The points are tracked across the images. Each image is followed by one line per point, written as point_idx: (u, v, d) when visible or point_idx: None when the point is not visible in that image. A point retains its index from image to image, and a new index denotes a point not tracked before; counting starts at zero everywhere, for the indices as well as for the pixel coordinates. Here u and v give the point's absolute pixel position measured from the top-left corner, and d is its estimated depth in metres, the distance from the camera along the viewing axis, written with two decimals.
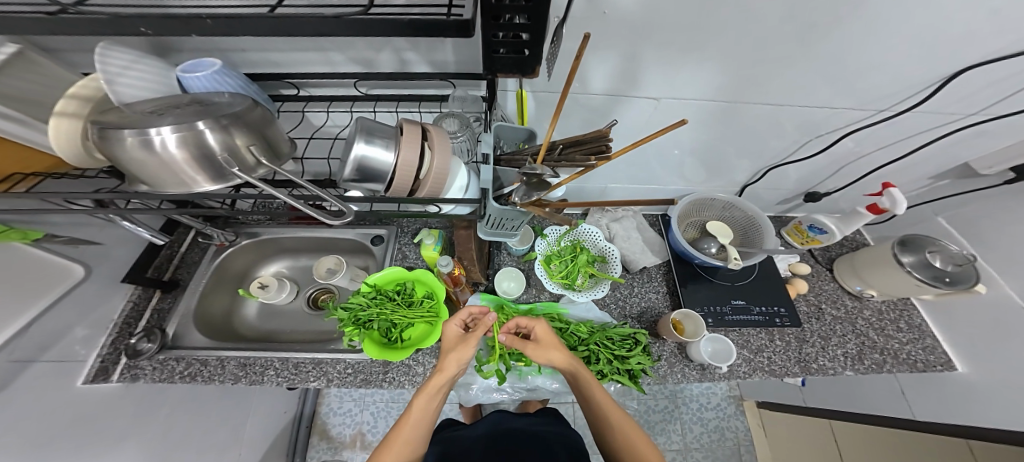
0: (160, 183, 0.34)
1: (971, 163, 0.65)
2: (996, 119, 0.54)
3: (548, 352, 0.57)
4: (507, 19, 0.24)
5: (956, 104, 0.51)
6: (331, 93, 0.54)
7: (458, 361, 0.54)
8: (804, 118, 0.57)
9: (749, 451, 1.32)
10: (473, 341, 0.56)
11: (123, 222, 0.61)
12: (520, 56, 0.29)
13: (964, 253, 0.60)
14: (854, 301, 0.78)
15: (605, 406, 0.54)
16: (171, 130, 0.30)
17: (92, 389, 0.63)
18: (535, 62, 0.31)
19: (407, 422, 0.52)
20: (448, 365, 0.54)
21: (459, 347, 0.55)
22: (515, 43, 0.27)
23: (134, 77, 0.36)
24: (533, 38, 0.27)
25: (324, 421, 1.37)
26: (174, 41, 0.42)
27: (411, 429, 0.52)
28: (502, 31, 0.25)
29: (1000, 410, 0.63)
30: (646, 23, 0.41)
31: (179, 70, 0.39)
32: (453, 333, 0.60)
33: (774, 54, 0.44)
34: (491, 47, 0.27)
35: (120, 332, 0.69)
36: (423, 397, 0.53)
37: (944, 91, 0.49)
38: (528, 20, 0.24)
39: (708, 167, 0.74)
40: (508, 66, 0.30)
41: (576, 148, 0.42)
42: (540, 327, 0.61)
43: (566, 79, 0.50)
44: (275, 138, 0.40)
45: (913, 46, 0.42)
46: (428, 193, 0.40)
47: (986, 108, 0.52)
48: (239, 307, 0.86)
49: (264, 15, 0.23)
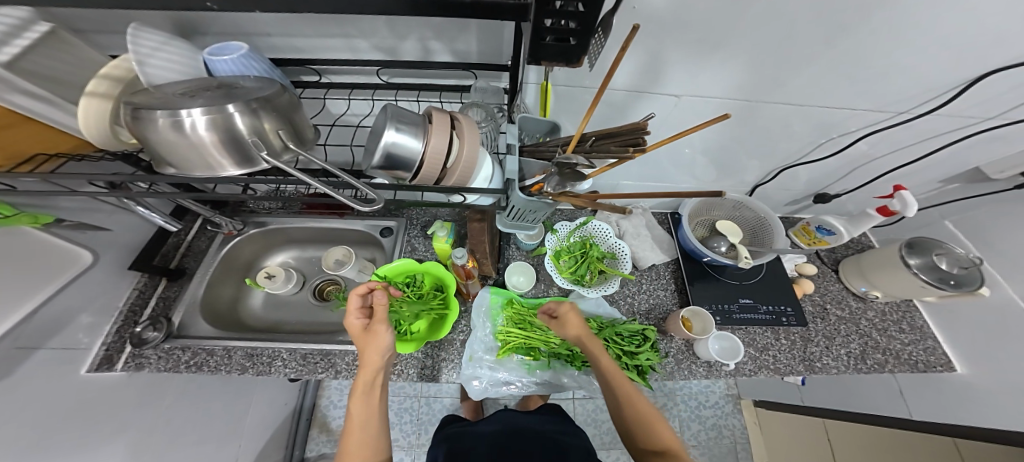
0: (188, 166, 0.34)
1: (981, 167, 0.66)
2: (1012, 123, 0.55)
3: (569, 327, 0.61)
4: (562, 6, 0.24)
5: (974, 107, 0.52)
6: (353, 80, 0.53)
7: (378, 351, 0.53)
8: (820, 118, 0.58)
9: (745, 450, 1.34)
10: (377, 327, 0.54)
11: (137, 207, 0.62)
12: (566, 45, 0.29)
13: (973, 257, 0.61)
14: (858, 302, 0.79)
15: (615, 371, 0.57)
16: (202, 112, 0.30)
17: (97, 378, 0.62)
18: (581, 52, 0.31)
19: (353, 430, 0.49)
20: (370, 358, 0.52)
21: (364, 342, 0.54)
22: (562, 31, 0.27)
23: (163, 59, 0.36)
24: (581, 27, 0.27)
25: (324, 413, 1.37)
26: (200, 24, 0.42)
27: (361, 437, 0.48)
28: (553, 20, 0.26)
29: (998, 411, 0.65)
30: (677, 18, 0.41)
31: (206, 53, 0.37)
32: (356, 327, 0.55)
33: (800, 53, 0.45)
34: (538, 35, 0.28)
35: (126, 321, 0.68)
36: (356, 401, 0.50)
37: (965, 95, 0.49)
38: (583, 8, 0.24)
39: (719, 167, 0.75)
40: (553, 54, 0.31)
41: (609, 140, 0.43)
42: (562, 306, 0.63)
43: (608, 71, 0.51)
44: (300, 124, 0.40)
45: (935, 50, 0.43)
46: (455, 181, 0.41)
47: (1004, 113, 0.53)
48: (245, 296, 0.85)
49: None
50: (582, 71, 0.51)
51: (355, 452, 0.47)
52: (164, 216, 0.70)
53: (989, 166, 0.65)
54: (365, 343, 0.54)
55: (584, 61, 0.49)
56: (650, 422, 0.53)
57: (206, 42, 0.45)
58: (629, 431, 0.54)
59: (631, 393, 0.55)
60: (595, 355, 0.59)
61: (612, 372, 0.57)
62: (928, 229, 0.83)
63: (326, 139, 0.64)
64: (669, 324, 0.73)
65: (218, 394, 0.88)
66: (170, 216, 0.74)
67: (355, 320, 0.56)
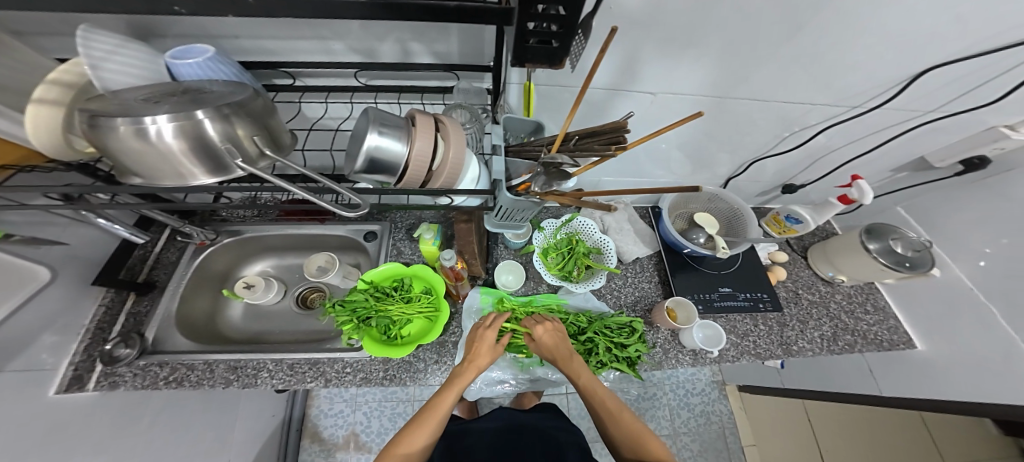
0: (156, 175, 0.32)
1: (926, 156, 0.72)
2: (951, 116, 0.60)
3: (546, 347, 0.68)
4: (543, 9, 0.27)
5: (918, 101, 0.56)
6: (328, 83, 0.52)
7: (486, 358, 0.65)
8: (785, 113, 0.61)
9: (733, 433, 1.41)
10: (500, 350, 0.67)
11: (97, 219, 0.58)
12: (549, 47, 0.32)
13: (924, 240, 0.66)
14: (827, 287, 0.84)
15: (591, 384, 0.63)
16: (169, 119, 0.28)
17: (68, 399, 0.58)
18: (563, 54, 0.33)
19: (439, 406, 0.59)
20: (479, 360, 0.64)
21: (487, 354, 0.65)
22: (545, 33, 0.30)
23: (120, 62, 0.33)
24: (562, 30, 0.30)
25: (315, 423, 1.34)
26: (160, 25, 0.39)
27: (439, 416, 0.59)
28: (535, 21, 0.29)
29: (955, 383, 0.70)
30: (647, 19, 0.43)
31: (169, 57, 0.36)
32: (487, 338, 0.66)
33: (764, 50, 0.47)
34: (522, 37, 0.30)
35: (94, 338, 0.64)
36: (454, 393, 0.61)
37: (909, 90, 0.54)
38: (564, 12, 0.27)
39: (695, 162, 0.78)
40: (538, 56, 0.33)
41: (592, 138, 0.44)
42: (538, 331, 0.69)
43: (589, 72, 0.52)
44: (277, 128, 0.39)
45: (880, 49, 0.46)
46: (441, 183, 0.43)
47: (941, 107, 0.57)
48: (223, 308, 0.82)
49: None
50: (562, 72, 0.52)
51: (428, 425, 0.57)
52: (129, 228, 0.66)
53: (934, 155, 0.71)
54: (481, 346, 0.66)
55: (568, 63, 0.50)
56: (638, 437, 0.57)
57: (167, 43, 0.42)
58: (610, 436, 0.60)
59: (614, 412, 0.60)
60: (575, 371, 0.64)
61: (588, 385, 0.63)
62: (883, 215, 0.89)
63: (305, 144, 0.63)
64: (655, 315, 0.76)
65: (203, 411, 0.85)
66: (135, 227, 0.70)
67: (491, 333, 0.67)
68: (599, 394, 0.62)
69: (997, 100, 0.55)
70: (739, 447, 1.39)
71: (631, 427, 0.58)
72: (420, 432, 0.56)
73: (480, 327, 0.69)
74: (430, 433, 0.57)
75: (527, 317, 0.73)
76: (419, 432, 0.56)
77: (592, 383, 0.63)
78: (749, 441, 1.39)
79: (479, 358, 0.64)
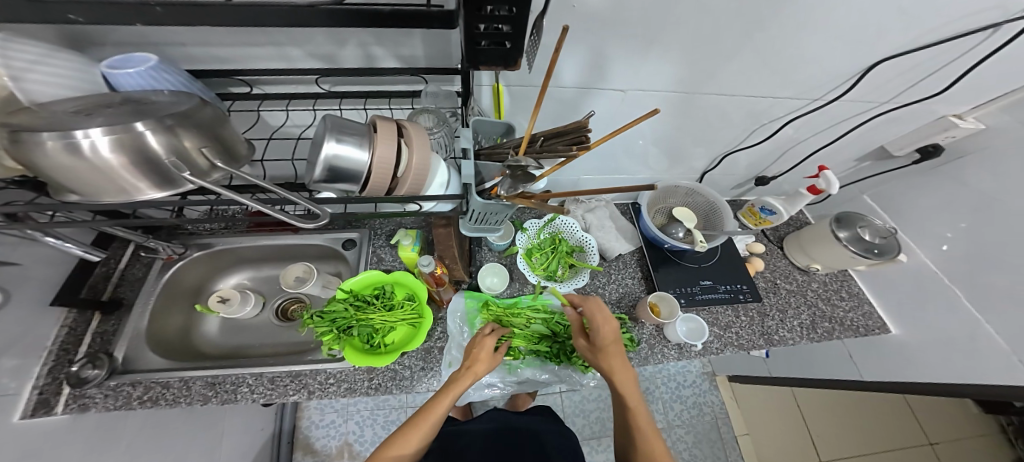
0: (95, 191, 0.31)
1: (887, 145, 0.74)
2: (906, 106, 0.62)
3: (602, 350, 0.60)
4: (491, 11, 0.27)
5: (875, 92, 0.58)
6: (289, 90, 0.51)
7: (484, 366, 0.63)
8: (751, 107, 0.62)
9: (725, 424, 1.43)
10: (498, 358, 0.67)
11: (45, 238, 0.52)
12: (503, 48, 0.31)
13: (889, 228, 0.69)
14: (803, 276, 0.86)
15: (637, 415, 0.57)
16: (103, 132, 0.27)
17: (34, 424, 0.55)
18: (518, 55, 0.33)
19: (437, 408, 0.56)
20: (478, 367, 0.62)
21: (485, 361, 0.64)
22: (497, 35, 0.30)
23: (45, 73, 0.32)
24: (514, 31, 0.30)
25: (306, 435, 1.31)
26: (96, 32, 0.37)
27: (434, 420, 0.55)
28: (486, 24, 0.28)
29: (930, 364, 0.72)
30: (604, 18, 0.43)
31: (106, 66, 0.34)
32: (485, 345, 0.66)
33: (725, 46, 0.48)
34: (474, 39, 0.30)
35: (59, 360, 0.61)
36: (450, 398, 0.58)
37: (863, 82, 0.55)
38: (514, 11, 0.27)
39: (671, 157, 0.78)
40: (492, 58, 0.33)
41: (557, 139, 0.44)
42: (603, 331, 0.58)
43: (547, 70, 0.52)
44: (230, 139, 0.38)
45: (837, 43, 0.47)
46: (407, 190, 0.42)
47: (896, 97, 0.60)
48: (198, 324, 0.80)
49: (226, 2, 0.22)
50: (523, 73, 0.52)
51: (422, 427, 0.54)
52: (83, 246, 0.63)
53: (893, 144, 0.74)
54: (480, 352, 0.64)
55: (524, 60, 0.50)
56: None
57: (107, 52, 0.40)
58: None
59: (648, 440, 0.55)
60: (621, 384, 0.58)
61: (634, 413, 0.57)
62: (851, 203, 0.92)
63: (263, 154, 0.61)
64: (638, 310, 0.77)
65: (186, 430, 0.82)
66: (93, 245, 0.67)
67: (489, 340, 0.67)
68: (643, 430, 0.56)
69: (947, 89, 0.58)
70: (732, 436, 1.41)
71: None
72: (414, 434, 0.54)
73: (479, 334, 0.69)
74: (423, 437, 0.54)
75: (592, 302, 0.61)
76: (412, 435, 0.54)
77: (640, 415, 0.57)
78: (742, 430, 1.41)
79: (478, 364, 0.63)
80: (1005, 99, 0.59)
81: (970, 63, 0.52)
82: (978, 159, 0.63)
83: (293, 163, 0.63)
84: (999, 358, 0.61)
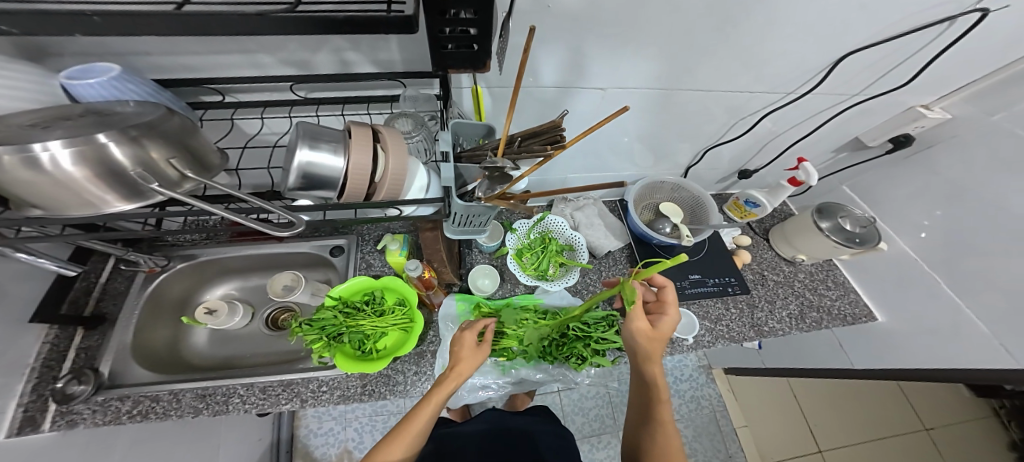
0: (59, 205, 0.30)
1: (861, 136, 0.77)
2: (876, 97, 0.65)
3: (658, 337, 0.55)
4: (454, 14, 0.27)
5: (844, 85, 0.60)
6: (264, 98, 0.51)
7: (468, 364, 0.58)
8: (729, 102, 0.63)
9: (724, 416, 1.44)
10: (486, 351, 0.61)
11: (17, 255, 0.51)
12: (470, 51, 0.31)
13: (868, 217, 0.71)
14: (789, 267, 0.87)
15: (664, 410, 0.54)
16: (64, 145, 0.26)
17: (20, 443, 0.54)
18: (486, 57, 0.33)
19: (423, 412, 0.53)
20: (461, 367, 0.57)
21: (468, 360, 0.59)
22: (463, 37, 0.30)
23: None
24: (481, 33, 0.30)
25: (305, 444, 1.30)
26: (55, 43, 0.36)
27: (421, 426, 0.52)
28: (451, 26, 0.28)
29: (916, 349, 0.74)
30: (575, 20, 0.44)
31: (64, 75, 0.33)
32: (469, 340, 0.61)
33: (699, 43, 0.49)
34: (439, 42, 0.30)
35: (42, 377, 0.59)
36: (433, 403, 0.54)
37: (832, 75, 0.57)
38: (475, 15, 0.28)
39: (655, 153, 0.79)
40: (460, 60, 0.33)
41: (533, 139, 0.44)
42: (665, 318, 0.57)
43: (515, 72, 0.52)
44: (200, 149, 0.38)
45: (807, 37, 0.48)
46: (386, 195, 0.42)
47: (866, 88, 0.61)
48: (186, 336, 0.79)
49: (169, 12, 0.22)
50: (492, 74, 0.52)
51: (410, 432, 0.51)
52: (59, 261, 0.61)
53: (866, 135, 0.77)
54: (463, 350, 0.60)
55: (493, 62, 0.50)
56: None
57: (66, 63, 0.39)
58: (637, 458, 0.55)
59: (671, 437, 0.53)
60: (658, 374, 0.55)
61: (663, 405, 0.55)
62: (831, 194, 0.94)
63: (239, 163, 0.61)
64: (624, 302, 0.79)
65: (182, 444, 0.81)
66: (69, 260, 0.65)
67: (471, 334, 0.62)
68: (667, 427, 0.53)
69: (913, 79, 0.60)
70: (731, 428, 1.42)
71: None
72: (401, 440, 0.50)
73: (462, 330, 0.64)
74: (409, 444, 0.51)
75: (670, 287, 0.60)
76: (396, 443, 0.50)
77: (666, 412, 0.54)
78: (741, 422, 1.42)
79: (460, 364, 0.58)
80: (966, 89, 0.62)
81: (932, 53, 0.54)
82: (944, 148, 0.67)
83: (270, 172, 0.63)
84: (982, 341, 0.62)
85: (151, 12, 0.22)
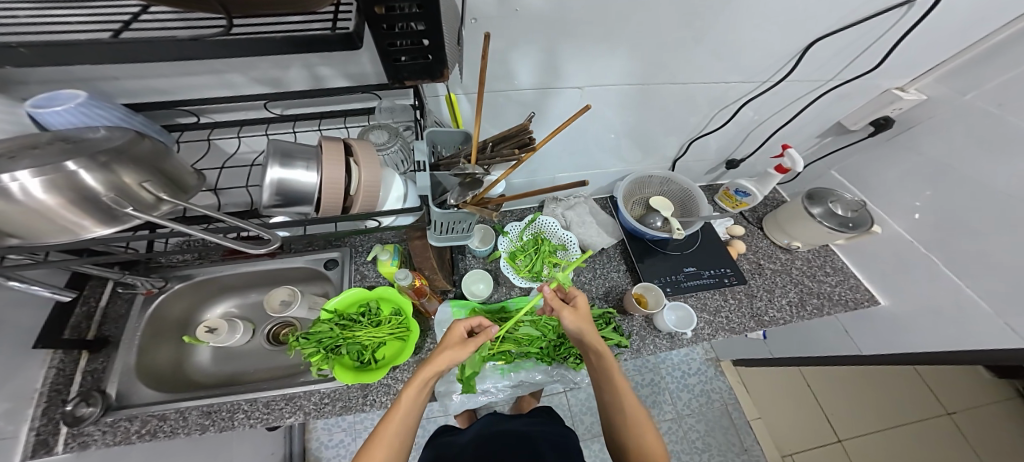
0: (36, 233, 0.31)
1: (842, 121, 0.77)
2: (851, 81, 0.64)
3: (577, 312, 0.61)
4: (403, 27, 0.27)
5: (820, 70, 0.60)
6: (239, 117, 0.52)
7: (450, 360, 0.58)
8: (709, 93, 0.62)
9: (737, 410, 1.40)
10: (472, 346, 0.60)
11: (9, 283, 0.51)
12: (424, 61, 0.32)
13: (857, 200, 0.71)
14: (786, 254, 0.85)
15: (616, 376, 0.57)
16: (33, 174, 0.27)
17: None
18: (442, 66, 0.33)
19: (397, 413, 0.52)
20: (440, 359, 0.57)
21: (452, 353, 0.59)
22: (416, 49, 0.30)
23: None
24: (433, 44, 0.30)
25: (317, 456, 1.31)
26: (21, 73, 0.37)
27: (398, 426, 0.51)
28: (401, 39, 0.29)
29: (922, 334, 0.71)
30: (539, 25, 0.44)
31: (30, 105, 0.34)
32: (457, 333, 0.63)
33: (671, 38, 0.49)
34: (390, 55, 0.30)
35: (51, 401, 0.61)
36: (408, 401, 0.53)
37: (803, 62, 0.57)
38: (423, 27, 0.28)
39: (643, 147, 0.78)
40: (415, 72, 0.33)
41: (503, 143, 0.46)
42: (580, 297, 0.64)
43: (480, 76, 0.52)
44: (174, 172, 0.39)
45: (779, 22, 0.48)
46: (363, 207, 0.42)
47: (840, 73, 0.61)
48: (190, 354, 0.81)
49: (100, 41, 0.23)
50: (456, 80, 0.52)
51: (388, 436, 0.50)
52: (53, 288, 0.60)
53: (848, 119, 0.76)
54: (445, 348, 0.60)
55: (453, 68, 0.50)
56: (640, 423, 0.54)
57: (31, 90, 0.40)
58: (611, 433, 0.57)
59: (625, 399, 0.56)
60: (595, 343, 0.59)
61: (613, 373, 0.57)
62: (820, 180, 0.94)
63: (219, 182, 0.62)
64: (590, 292, 0.81)
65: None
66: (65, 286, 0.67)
67: (460, 327, 0.64)
68: (622, 391, 0.56)
69: (880, 64, 0.60)
70: (744, 421, 1.38)
71: (643, 432, 0.53)
72: (377, 447, 0.49)
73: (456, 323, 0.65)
74: (392, 446, 0.50)
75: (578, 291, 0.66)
76: (377, 447, 0.49)
77: (619, 377, 0.57)
78: (754, 414, 1.38)
79: (439, 359, 0.58)
80: (951, 65, 0.61)
81: (894, 39, 0.55)
82: (926, 127, 0.66)
83: (250, 190, 0.63)
84: (987, 322, 0.60)
85: (80, 42, 0.23)
